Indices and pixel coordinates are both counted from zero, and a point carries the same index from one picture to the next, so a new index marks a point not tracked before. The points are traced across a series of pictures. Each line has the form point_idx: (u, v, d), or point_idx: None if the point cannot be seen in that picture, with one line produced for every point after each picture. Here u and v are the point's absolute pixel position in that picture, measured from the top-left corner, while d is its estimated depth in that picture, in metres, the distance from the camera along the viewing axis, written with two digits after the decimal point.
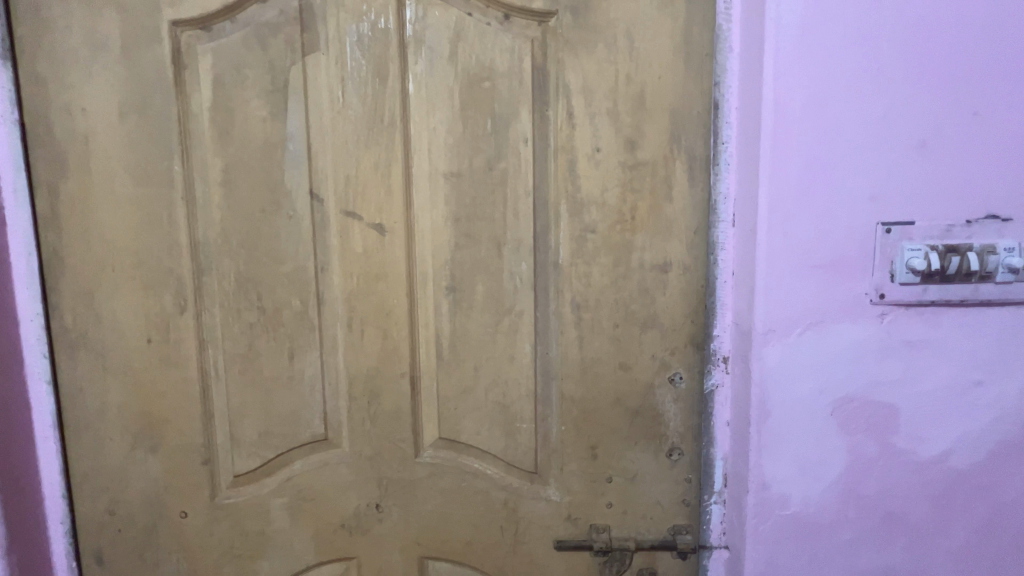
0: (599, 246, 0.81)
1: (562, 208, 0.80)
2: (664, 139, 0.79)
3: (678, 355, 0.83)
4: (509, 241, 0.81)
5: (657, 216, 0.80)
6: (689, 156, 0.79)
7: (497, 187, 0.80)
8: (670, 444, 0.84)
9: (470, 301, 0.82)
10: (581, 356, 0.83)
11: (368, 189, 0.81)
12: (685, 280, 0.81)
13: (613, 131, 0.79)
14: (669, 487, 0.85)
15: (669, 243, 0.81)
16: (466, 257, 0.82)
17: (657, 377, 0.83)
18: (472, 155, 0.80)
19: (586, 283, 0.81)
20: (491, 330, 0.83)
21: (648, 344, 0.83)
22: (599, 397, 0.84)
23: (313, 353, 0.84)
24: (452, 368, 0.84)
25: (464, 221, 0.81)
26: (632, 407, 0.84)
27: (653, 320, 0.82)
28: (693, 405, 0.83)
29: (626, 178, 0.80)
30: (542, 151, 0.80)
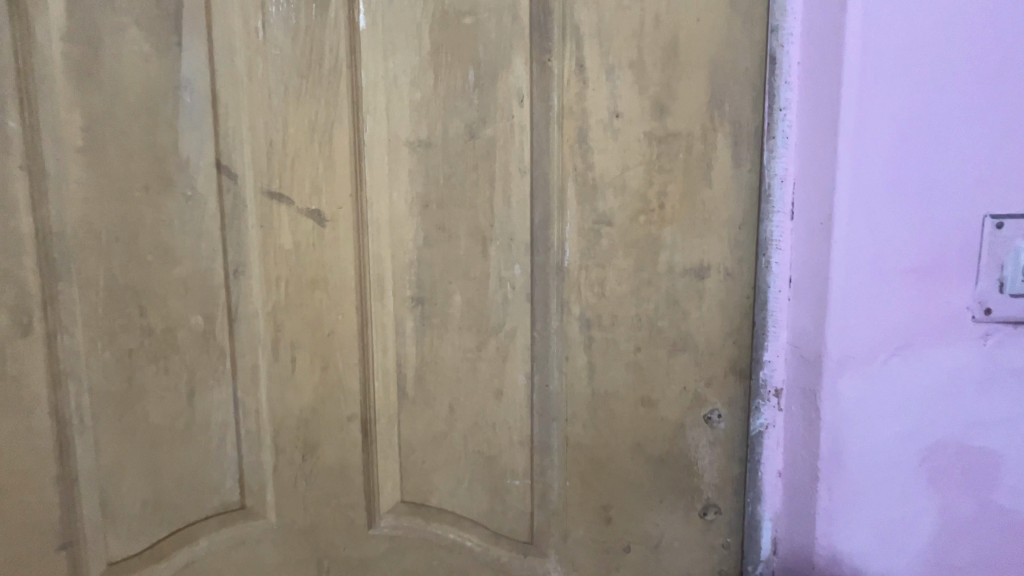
0: (617, 244, 0.61)
1: (568, 193, 0.60)
2: (702, 102, 0.60)
3: (715, 387, 0.64)
4: (497, 235, 0.60)
5: (692, 205, 0.61)
6: (734, 127, 0.60)
7: (481, 161, 0.59)
8: (705, 501, 0.65)
9: (444, 316, 0.61)
10: (592, 390, 0.63)
11: (300, 162, 0.58)
12: (726, 290, 0.62)
13: (637, 90, 0.59)
14: (703, 557, 0.66)
15: (708, 241, 0.61)
16: (439, 257, 0.60)
17: (688, 415, 0.64)
18: (447, 118, 0.58)
19: (599, 293, 0.61)
20: (473, 355, 0.62)
21: (678, 373, 0.63)
22: (613, 442, 0.64)
23: (223, 389, 0.60)
24: (419, 408, 0.62)
25: (435, 207, 0.60)
26: (656, 455, 0.64)
27: (684, 342, 0.63)
28: (734, 451, 0.64)
29: (652, 153, 0.60)
30: (542, 114, 0.59)
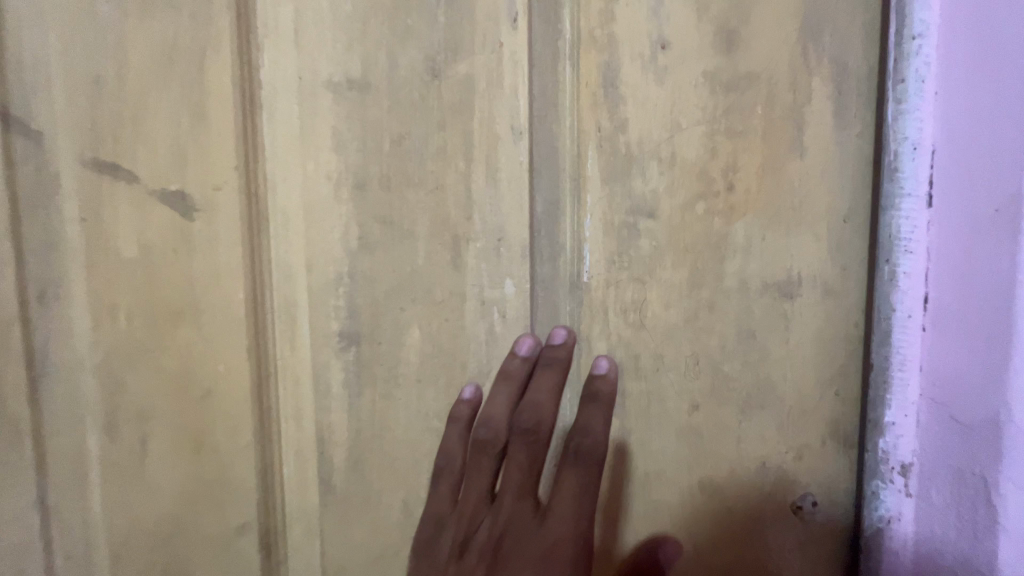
0: (663, 246, 0.39)
1: (588, 167, 0.39)
2: (791, 28, 0.39)
3: (809, 461, 0.42)
4: (478, 234, 0.38)
5: (776, 187, 0.40)
6: (838, 70, 0.39)
7: (451, 115, 0.37)
8: None
9: (394, 363, 0.38)
10: (626, 471, 0.41)
11: (149, 111, 0.35)
12: (824, 318, 0.41)
13: (693, 8, 0.38)
14: None
15: (799, 243, 0.40)
16: (384, 268, 0.37)
17: (769, 504, 0.42)
18: (396, 45, 0.36)
19: (636, 322, 0.40)
20: (441, 424, 0.39)
21: (753, 442, 0.42)
22: (657, 547, 0.42)
23: (23, 492, 0.36)
24: (356, 511, 0.39)
25: (379, 190, 0.37)
26: (720, 567, 0.43)
27: (764, 396, 0.41)
28: (838, 555, 0.43)
29: (717, 106, 0.39)
30: (546, 42, 0.38)
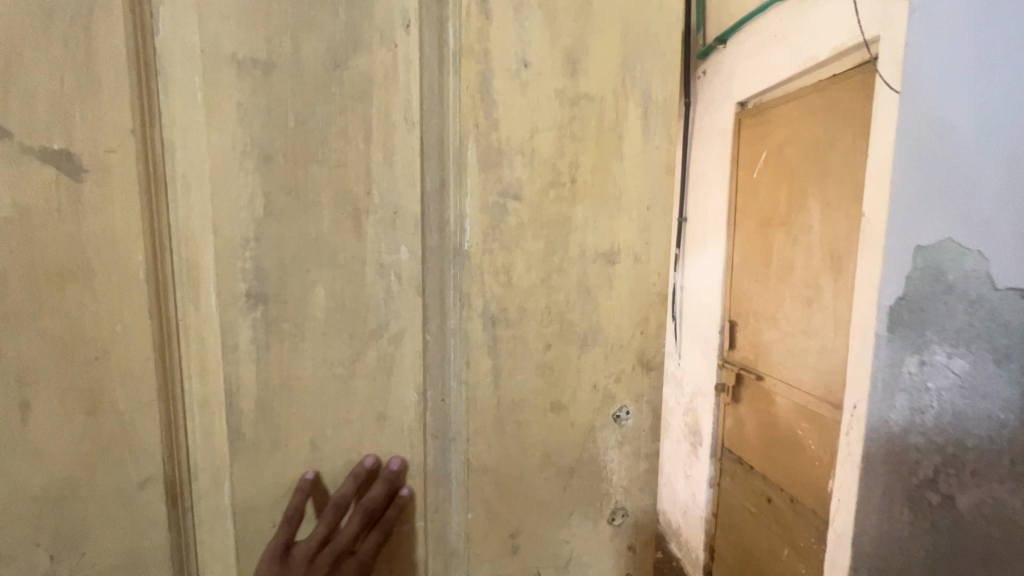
0: (526, 222, 0.50)
1: (468, 157, 0.47)
2: (615, 65, 0.52)
3: (624, 383, 0.57)
4: (376, 206, 0.44)
5: (603, 180, 0.53)
6: (645, 97, 0.53)
7: (353, 100, 0.42)
8: (614, 504, 0.59)
9: (300, 320, 0.43)
10: (497, 399, 0.52)
11: (18, 67, 0.34)
12: (639, 278, 0.55)
13: (548, 37, 0.49)
14: (610, 563, 0.60)
15: (621, 219, 0.54)
16: (292, 234, 0.42)
17: (596, 417, 0.56)
18: (297, 34, 0.40)
19: (505, 281, 0.50)
20: (344, 371, 0.45)
21: (589, 376, 0.55)
22: (523, 458, 0.54)
23: None
24: (265, 453, 0.43)
25: (284, 162, 0.41)
26: (565, 465, 0.56)
27: (595, 339, 0.55)
28: (641, 449, 0.59)
29: (564, 116, 0.51)
30: (434, 49, 0.45)
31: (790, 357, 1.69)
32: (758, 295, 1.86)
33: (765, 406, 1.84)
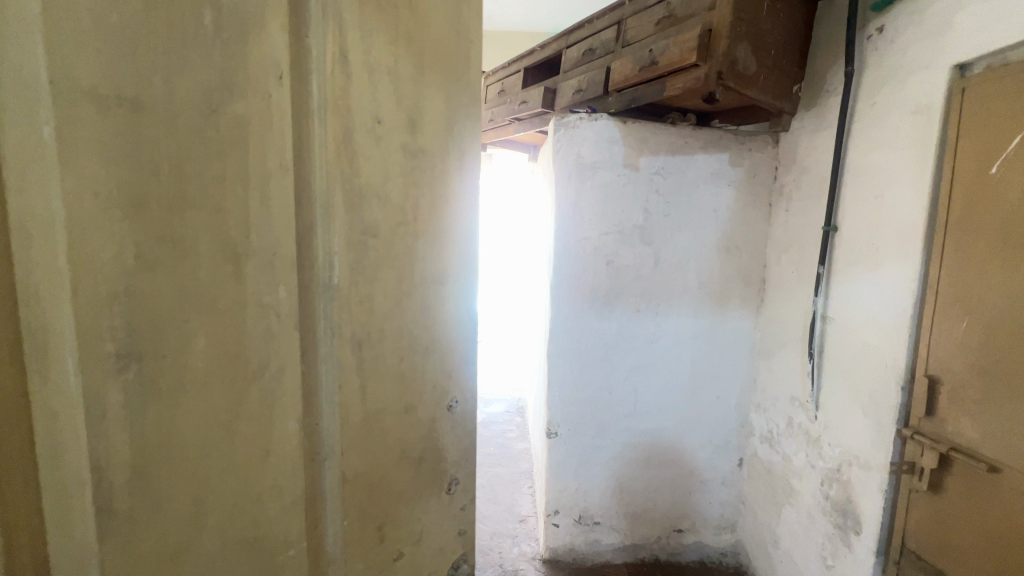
0: (383, 256, 0.53)
1: (335, 200, 0.47)
2: (445, 121, 0.57)
3: (454, 377, 0.64)
4: (255, 248, 0.43)
5: (437, 219, 0.57)
6: (464, 154, 0.60)
7: (228, 145, 0.41)
8: (449, 476, 0.66)
9: (179, 374, 0.40)
10: (365, 413, 0.54)
11: None
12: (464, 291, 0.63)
13: (392, 95, 0.51)
14: (449, 526, 0.67)
15: (452, 247, 0.60)
16: (169, 283, 0.39)
17: (435, 409, 0.62)
18: (174, 72, 0.37)
19: (363, 309, 0.52)
20: (228, 416, 0.44)
21: (431, 377, 0.61)
22: (385, 459, 0.57)
23: None
24: (142, 524, 0.39)
25: (157, 208, 0.38)
26: (416, 457, 0.61)
27: (433, 345, 0.60)
28: (467, 423, 0.68)
29: (407, 167, 0.53)
30: (298, 97, 0.44)
31: (968, 419, 1.66)
32: (1012, 389, 1.52)
33: (991, 501, 1.59)
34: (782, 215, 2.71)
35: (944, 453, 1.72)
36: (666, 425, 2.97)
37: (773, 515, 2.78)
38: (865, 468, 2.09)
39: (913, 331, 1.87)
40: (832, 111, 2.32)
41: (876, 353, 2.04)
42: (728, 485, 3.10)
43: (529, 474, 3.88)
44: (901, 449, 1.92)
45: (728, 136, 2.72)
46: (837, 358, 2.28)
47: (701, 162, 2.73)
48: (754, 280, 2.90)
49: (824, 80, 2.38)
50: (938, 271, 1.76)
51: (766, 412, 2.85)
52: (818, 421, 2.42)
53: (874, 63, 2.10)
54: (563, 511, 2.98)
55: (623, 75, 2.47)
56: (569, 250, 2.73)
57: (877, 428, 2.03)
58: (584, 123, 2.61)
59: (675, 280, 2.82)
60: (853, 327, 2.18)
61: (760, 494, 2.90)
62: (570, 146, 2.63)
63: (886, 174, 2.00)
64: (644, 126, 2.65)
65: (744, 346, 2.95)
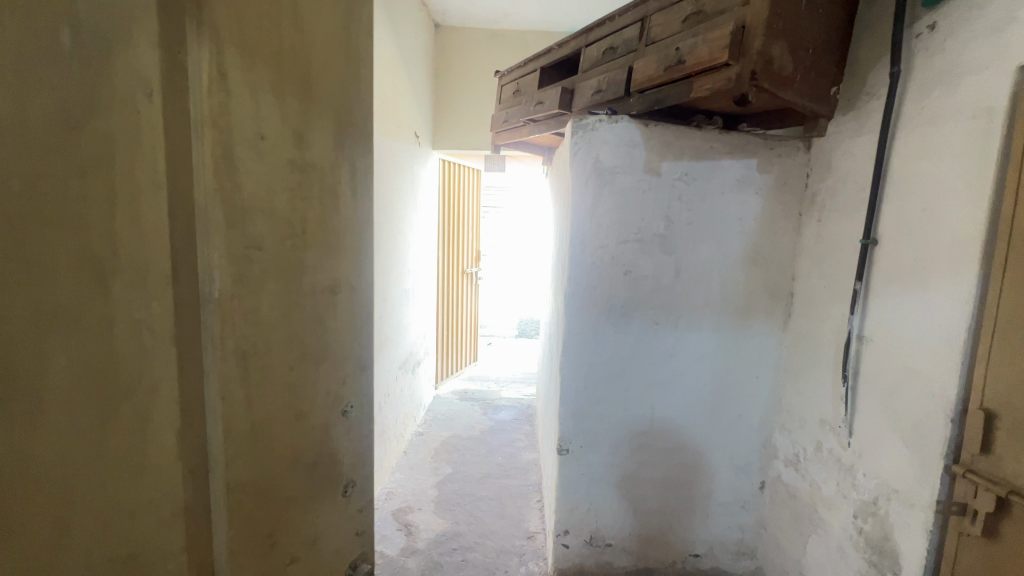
0: (267, 265, 0.64)
1: (217, 215, 0.57)
2: (328, 144, 0.72)
3: (347, 385, 0.81)
4: (126, 267, 0.50)
5: (324, 233, 0.72)
6: (349, 170, 0.77)
7: (96, 173, 0.47)
8: (345, 480, 0.83)
9: (38, 383, 0.45)
10: (252, 419, 0.65)
11: None
12: (352, 308, 0.80)
13: (278, 121, 0.64)
14: (346, 524, 0.84)
15: (342, 254, 0.77)
16: (35, 298, 0.44)
17: (331, 416, 0.78)
18: (36, 114, 0.43)
19: (248, 314, 0.62)
20: (101, 415, 0.50)
21: (324, 382, 0.76)
22: (277, 465, 0.70)
23: None
24: (10, 517, 0.44)
25: (22, 234, 0.44)
26: (310, 462, 0.75)
27: (326, 354, 0.75)
28: (360, 430, 0.85)
29: (293, 181, 0.66)
30: (177, 128, 0.53)
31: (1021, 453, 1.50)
32: None
33: None
34: (813, 225, 2.55)
35: (1002, 495, 1.54)
36: (683, 441, 2.86)
37: (799, 546, 2.59)
38: (907, 505, 1.91)
39: (965, 360, 1.69)
40: (874, 117, 2.14)
41: (923, 378, 1.86)
42: (751, 507, 2.95)
43: (537, 487, 3.94)
44: (949, 484, 1.75)
45: (756, 140, 2.60)
46: (876, 382, 2.10)
47: (728, 168, 2.62)
48: (783, 293, 2.73)
49: (864, 83, 2.21)
50: (999, 294, 1.57)
51: (791, 432, 2.69)
52: (853, 448, 2.23)
53: (923, 64, 1.91)
54: (572, 531, 2.89)
55: (646, 75, 2.38)
56: (585, 257, 2.65)
57: (920, 462, 1.86)
58: (604, 125, 2.54)
59: (699, 292, 2.71)
60: (893, 348, 2.01)
61: (785, 522, 2.72)
62: (588, 149, 2.57)
63: (942, 176, 1.80)
64: (664, 133, 2.56)
65: (770, 368, 2.80)
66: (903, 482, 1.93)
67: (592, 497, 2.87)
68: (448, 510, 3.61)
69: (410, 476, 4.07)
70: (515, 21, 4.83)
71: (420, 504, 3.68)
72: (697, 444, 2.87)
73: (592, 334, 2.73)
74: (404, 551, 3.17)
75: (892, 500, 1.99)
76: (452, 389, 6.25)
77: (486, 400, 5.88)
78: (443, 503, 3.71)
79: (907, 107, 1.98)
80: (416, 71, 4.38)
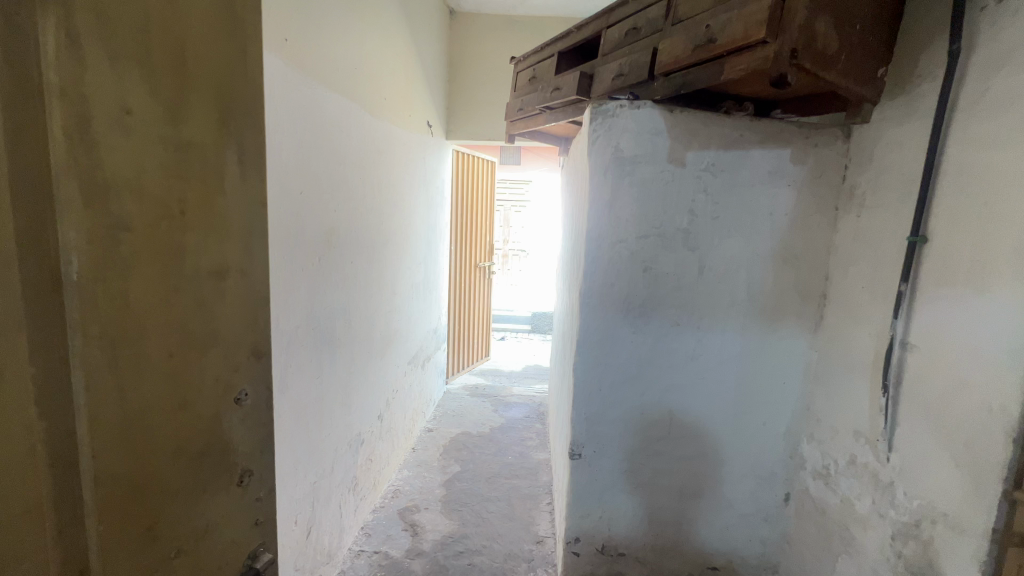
0: (140, 247, 0.61)
1: (73, 191, 0.54)
2: (210, 120, 0.70)
3: (240, 372, 0.82)
4: None
5: (208, 211, 0.71)
6: (239, 156, 0.77)
7: None
8: (241, 469, 0.84)
9: None
10: (125, 411, 0.61)
11: None
12: (245, 295, 0.81)
13: (149, 96, 0.61)
14: (241, 514, 0.85)
15: (229, 240, 0.76)
16: None
17: (223, 402, 0.78)
18: None
19: (117, 301, 0.59)
20: None
21: (212, 369, 0.75)
22: (159, 454, 0.67)
23: None
24: None
25: None
26: (198, 450, 0.74)
27: (213, 339, 0.75)
28: (257, 417, 0.87)
29: (170, 159, 0.64)
30: (14, 97, 0.49)
31: None
32: None
33: None
34: (851, 220, 2.33)
35: None
36: (702, 449, 2.70)
37: (826, 564, 2.40)
38: (956, 530, 1.72)
39: None
40: (928, 101, 1.91)
41: (979, 393, 1.66)
42: (775, 520, 2.77)
43: (548, 489, 3.94)
44: (1007, 512, 1.56)
45: (791, 128, 2.40)
46: (921, 397, 1.89)
47: (758, 159, 2.43)
48: (816, 294, 2.53)
49: (917, 63, 1.98)
50: None
51: (822, 443, 2.49)
52: (892, 464, 2.03)
53: (989, 40, 1.68)
54: (584, 539, 2.79)
55: (673, 56, 2.22)
56: (602, 253, 2.52)
57: (973, 484, 1.66)
58: (625, 111, 2.39)
59: (723, 291, 2.54)
60: (943, 358, 1.81)
61: (812, 538, 2.53)
62: (608, 137, 2.42)
63: (1009, 163, 1.59)
64: (690, 120, 2.39)
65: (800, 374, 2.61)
66: (953, 506, 1.73)
67: (604, 504, 2.75)
68: (456, 511, 3.63)
69: (417, 473, 4.10)
70: (533, 5, 4.79)
71: (427, 503, 3.69)
72: (717, 453, 2.70)
73: (608, 333, 2.60)
74: (410, 553, 3.15)
75: (937, 523, 1.79)
76: (462, 383, 6.30)
77: (497, 396, 5.89)
78: (451, 504, 3.72)
79: (967, 89, 1.76)
80: (430, 61, 4.37)
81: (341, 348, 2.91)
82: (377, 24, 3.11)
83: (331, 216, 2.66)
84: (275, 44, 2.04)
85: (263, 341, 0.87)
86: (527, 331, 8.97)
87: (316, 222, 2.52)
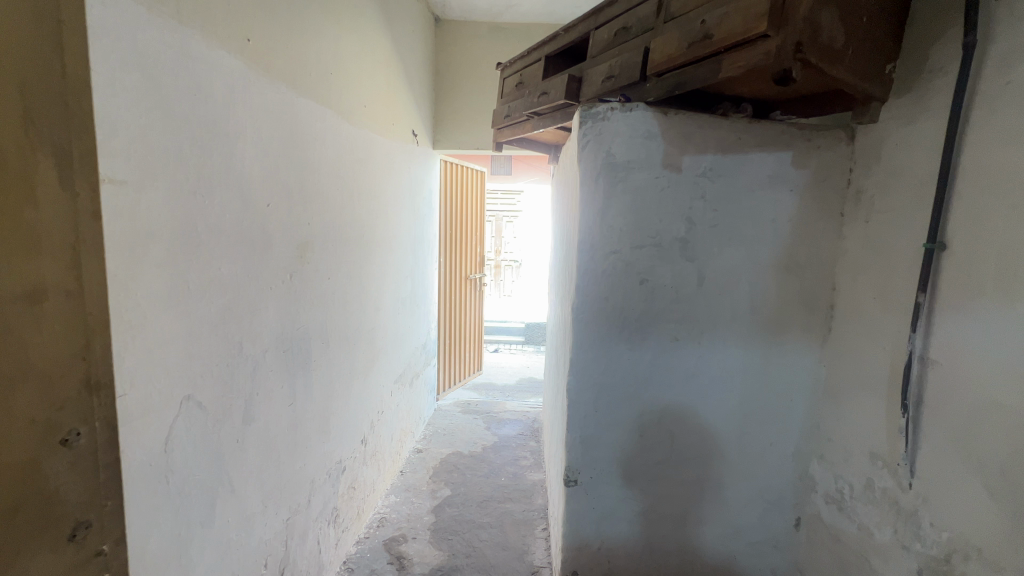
0: None
1: None
2: (27, 148, 0.78)
3: (67, 411, 0.89)
4: None
5: (22, 246, 0.79)
6: (60, 183, 0.85)
7: None
8: (75, 516, 0.91)
9: None
10: None
11: None
12: (69, 335, 0.88)
13: None
14: (75, 561, 0.92)
15: (46, 273, 0.83)
16: None
17: (45, 446, 0.85)
18: None
19: None
20: None
21: (27, 412, 0.82)
22: None
23: None
24: None
25: None
26: (16, 494, 0.81)
27: (29, 375, 0.82)
28: (90, 460, 0.93)
29: None
30: None
31: None
32: None
33: None
34: (858, 227, 2.19)
35: None
36: (706, 473, 2.52)
37: None
38: (993, 568, 1.55)
39: None
40: (941, 98, 1.77)
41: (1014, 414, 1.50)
42: (786, 546, 2.58)
43: (542, 512, 3.73)
44: None
45: (792, 129, 2.26)
46: (946, 418, 1.73)
47: (758, 163, 2.28)
48: (822, 305, 2.37)
49: (929, 57, 1.84)
50: None
51: (834, 465, 2.31)
52: (914, 492, 1.86)
53: (1010, 29, 1.55)
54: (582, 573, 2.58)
55: (666, 55, 2.09)
56: (595, 265, 2.36)
57: (1011, 516, 1.50)
58: (616, 114, 2.24)
59: (724, 304, 2.38)
60: (969, 376, 1.65)
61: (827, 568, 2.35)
62: (598, 142, 2.27)
63: None
64: (685, 123, 2.25)
65: (807, 391, 2.45)
66: (988, 541, 1.57)
67: (603, 534, 2.56)
68: (445, 539, 3.41)
69: (406, 499, 3.88)
70: (518, 11, 4.67)
71: (414, 532, 3.47)
72: (722, 477, 2.52)
73: (604, 352, 2.42)
74: None
75: (970, 558, 1.62)
76: (454, 399, 6.08)
77: (490, 413, 5.68)
78: (440, 531, 3.50)
79: (985, 83, 1.62)
80: (413, 68, 4.22)
81: (318, 370, 2.71)
82: (353, 27, 2.94)
83: (303, 229, 2.48)
84: (235, 45, 1.87)
85: (98, 373, 0.95)
86: (520, 342, 8.77)
87: (287, 236, 2.33)
